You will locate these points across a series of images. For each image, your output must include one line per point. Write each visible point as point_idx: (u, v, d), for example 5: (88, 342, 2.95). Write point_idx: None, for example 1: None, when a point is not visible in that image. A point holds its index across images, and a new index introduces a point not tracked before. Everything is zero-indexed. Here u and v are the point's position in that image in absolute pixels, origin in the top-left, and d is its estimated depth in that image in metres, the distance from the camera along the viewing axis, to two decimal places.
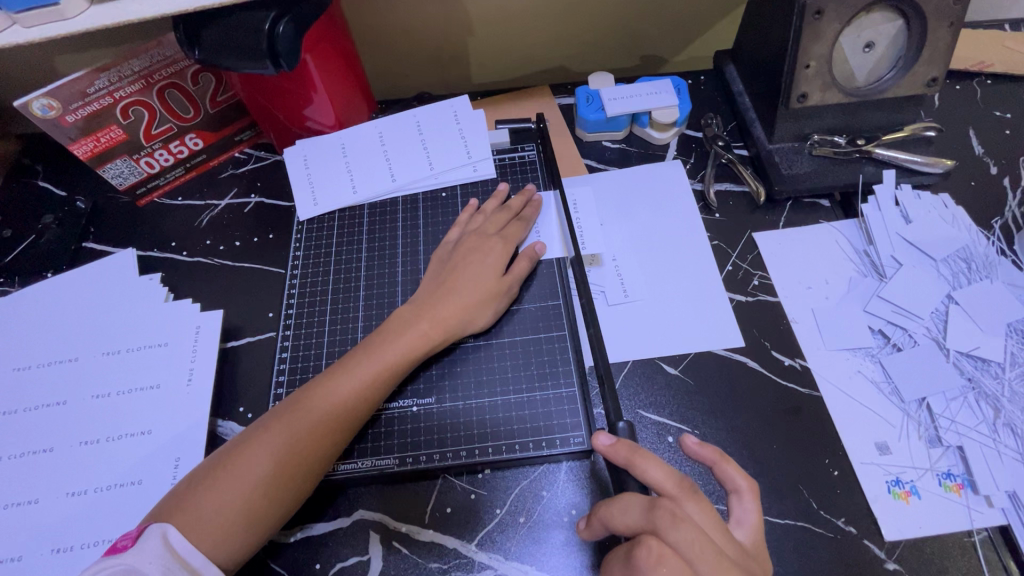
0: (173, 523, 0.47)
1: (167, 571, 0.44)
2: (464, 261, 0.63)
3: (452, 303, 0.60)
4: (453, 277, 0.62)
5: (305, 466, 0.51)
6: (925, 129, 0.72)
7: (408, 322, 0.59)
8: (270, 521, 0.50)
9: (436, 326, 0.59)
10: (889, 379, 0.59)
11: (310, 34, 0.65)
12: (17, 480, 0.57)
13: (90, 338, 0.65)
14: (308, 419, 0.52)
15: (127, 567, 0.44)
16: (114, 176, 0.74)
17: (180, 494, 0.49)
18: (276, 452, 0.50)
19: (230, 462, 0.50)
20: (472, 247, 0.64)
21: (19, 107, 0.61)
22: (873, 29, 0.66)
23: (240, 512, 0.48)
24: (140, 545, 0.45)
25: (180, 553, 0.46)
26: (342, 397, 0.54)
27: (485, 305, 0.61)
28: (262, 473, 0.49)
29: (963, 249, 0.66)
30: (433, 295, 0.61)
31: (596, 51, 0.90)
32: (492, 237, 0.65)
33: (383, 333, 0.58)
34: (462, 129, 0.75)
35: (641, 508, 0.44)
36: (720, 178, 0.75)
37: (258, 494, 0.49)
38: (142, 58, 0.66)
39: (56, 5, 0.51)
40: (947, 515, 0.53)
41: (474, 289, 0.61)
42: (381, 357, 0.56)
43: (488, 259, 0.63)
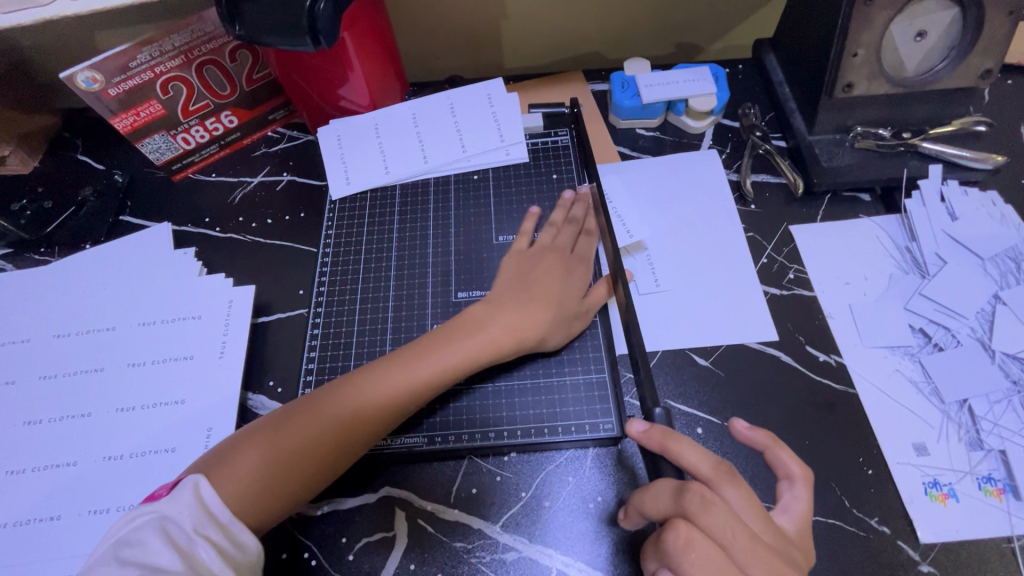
0: (206, 476, 0.47)
1: (196, 523, 0.45)
2: (546, 274, 0.61)
3: (532, 313, 0.57)
4: (535, 284, 0.60)
5: (351, 446, 0.51)
6: (976, 123, 0.69)
7: (482, 324, 0.57)
8: (305, 492, 0.50)
9: (505, 334, 0.56)
10: (929, 379, 0.57)
11: (349, 12, 0.65)
12: (57, 442, 0.59)
13: (126, 309, 0.66)
14: (367, 406, 0.52)
15: (161, 515, 0.45)
16: (152, 151, 0.75)
17: (229, 450, 0.50)
18: (327, 426, 0.51)
19: (281, 425, 0.51)
20: (558, 263, 0.62)
21: (65, 79, 0.62)
22: (926, 17, 0.63)
23: (276, 478, 0.48)
24: (174, 495, 0.46)
25: (212, 506, 0.46)
26: (400, 388, 0.53)
27: (562, 324, 0.58)
28: (308, 446, 0.50)
29: (1012, 248, 0.63)
30: (514, 301, 0.58)
31: (631, 37, 0.88)
32: (574, 257, 0.63)
33: (453, 327, 0.57)
34: (496, 112, 0.74)
35: (678, 488, 0.43)
36: (758, 168, 0.74)
37: (298, 463, 0.49)
38: (183, 33, 0.67)
39: None
40: (986, 519, 0.51)
41: (556, 304, 0.58)
42: (450, 355, 0.55)
43: (570, 279, 0.61)
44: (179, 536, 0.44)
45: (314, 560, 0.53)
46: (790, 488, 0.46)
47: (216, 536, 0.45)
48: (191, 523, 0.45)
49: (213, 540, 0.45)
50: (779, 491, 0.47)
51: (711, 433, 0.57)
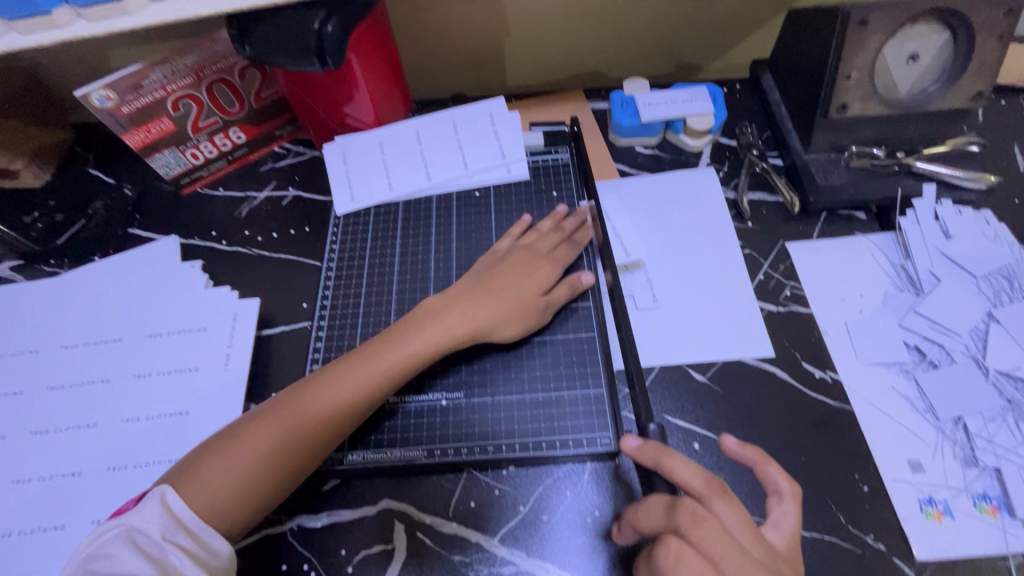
0: (171, 486, 0.49)
1: (165, 530, 0.46)
2: (510, 272, 0.64)
3: (486, 305, 0.61)
4: (493, 280, 0.63)
5: (316, 443, 0.52)
6: (969, 143, 0.71)
7: (436, 316, 0.59)
8: (275, 492, 0.51)
9: (459, 324, 0.59)
10: (923, 396, 0.58)
11: (356, 33, 0.67)
12: (63, 452, 0.60)
13: (133, 321, 0.68)
14: (328, 401, 0.53)
15: (127, 527, 0.45)
16: (161, 166, 0.77)
17: (195, 458, 0.51)
18: (290, 424, 0.52)
19: (246, 428, 0.52)
20: (522, 262, 0.65)
21: (80, 97, 0.64)
22: (917, 40, 0.65)
23: (245, 481, 0.49)
24: (140, 507, 0.47)
25: (177, 514, 0.47)
26: (362, 382, 0.55)
27: (516, 317, 0.61)
28: (273, 444, 0.51)
29: (1006, 267, 0.64)
30: (467, 296, 0.61)
31: (631, 58, 0.90)
32: (545, 256, 0.66)
33: (410, 322, 0.60)
34: (498, 130, 0.76)
35: (671, 504, 0.44)
36: (754, 186, 0.75)
37: (266, 465, 0.50)
38: (195, 53, 0.69)
39: (50, 16, 0.57)
40: (981, 537, 0.51)
41: (511, 299, 0.61)
42: (405, 348, 0.57)
43: (534, 277, 0.64)
44: (149, 545, 0.45)
45: (314, 572, 0.53)
46: (780, 505, 0.47)
47: (185, 541, 0.46)
48: (158, 530, 0.46)
49: (184, 545, 0.46)
50: (769, 506, 0.48)
51: (708, 448, 0.57)
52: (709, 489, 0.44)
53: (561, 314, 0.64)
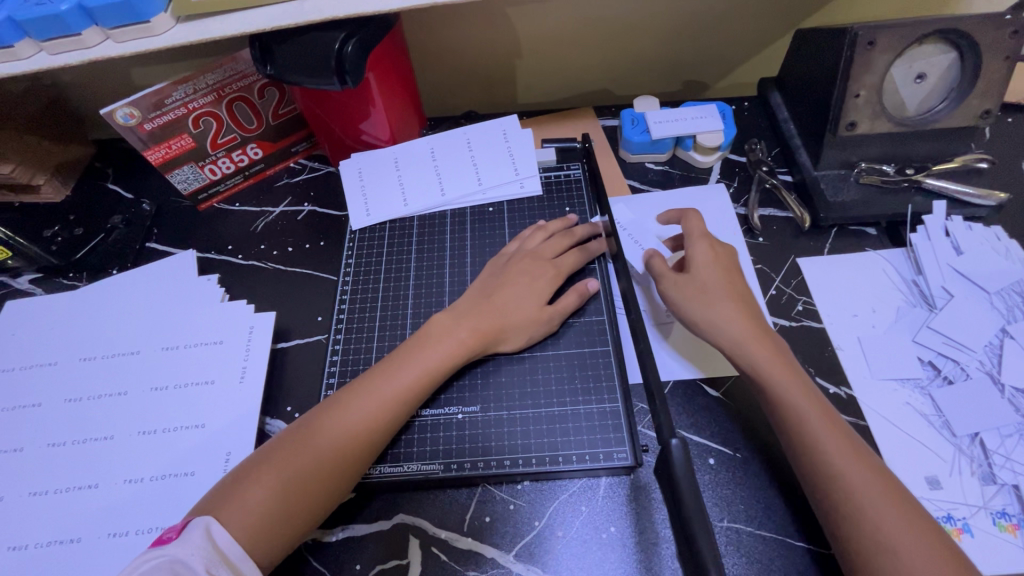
0: (214, 518, 0.47)
1: (209, 565, 0.44)
2: (511, 282, 0.64)
3: (492, 316, 0.62)
4: (498, 293, 0.64)
5: (345, 465, 0.52)
6: (978, 160, 0.71)
7: (449, 329, 0.60)
8: (308, 519, 0.51)
9: (473, 337, 0.60)
10: (939, 412, 0.58)
11: (374, 53, 0.68)
12: (80, 464, 0.60)
13: (151, 334, 0.69)
14: (353, 421, 0.54)
15: (171, 559, 0.44)
16: (180, 182, 0.78)
17: (226, 489, 0.50)
18: (318, 447, 0.52)
19: (273, 456, 0.51)
20: (525, 266, 0.66)
21: (104, 114, 0.66)
22: (925, 60, 0.66)
23: (279, 510, 0.49)
24: (184, 537, 0.45)
25: (221, 548, 0.45)
26: (385, 400, 0.55)
27: (521, 329, 0.62)
28: (303, 469, 0.51)
29: (1018, 282, 0.64)
30: (476, 303, 0.63)
31: (640, 76, 0.92)
32: (547, 263, 0.66)
33: (424, 336, 0.60)
34: (511, 147, 0.77)
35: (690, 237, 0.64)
36: (764, 202, 0.76)
37: (298, 492, 0.50)
38: (216, 73, 0.70)
39: (78, 36, 0.59)
40: (1002, 556, 0.51)
41: (523, 307, 0.62)
42: (422, 364, 0.58)
43: (538, 283, 0.64)
44: None
45: None
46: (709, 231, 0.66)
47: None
48: (203, 564, 0.44)
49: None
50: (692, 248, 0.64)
51: (723, 463, 0.57)
52: (701, 234, 0.64)
53: (575, 327, 0.65)
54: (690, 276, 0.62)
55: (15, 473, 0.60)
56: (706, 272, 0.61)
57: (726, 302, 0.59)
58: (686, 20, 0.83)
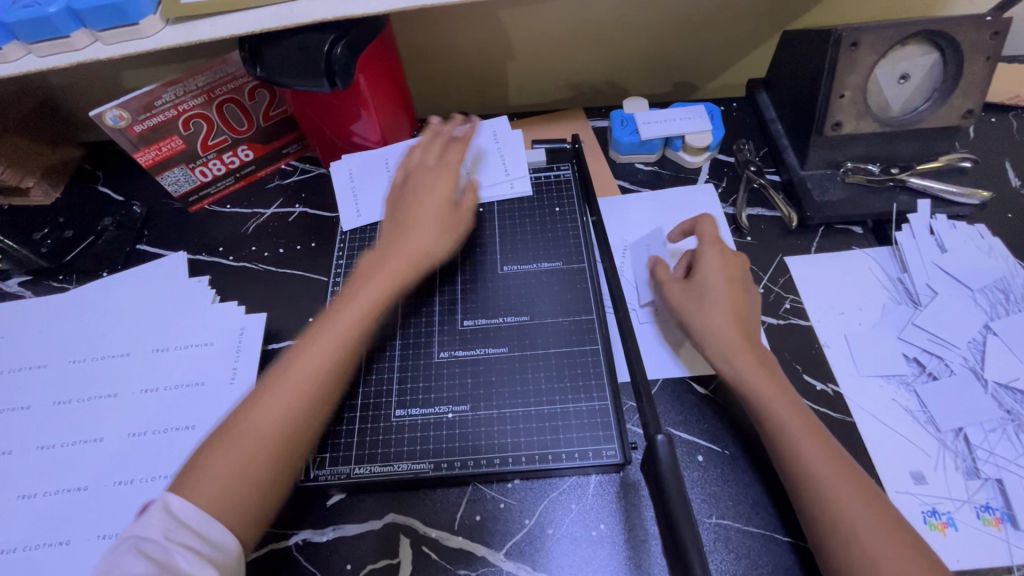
0: (174, 493, 0.46)
1: (171, 534, 0.43)
2: (414, 193, 0.65)
3: (414, 235, 0.62)
4: (406, 206, 0.64)
5: (302, 415, 0.51)
6: (961, 160, 0.72)
7: (382, 258, 0.60)
8: (275, 480, 0.49)
9: (402, 262, 0.60)
10: (924, 408, 0.59)
11: (364, 55, 0.68)
12: (69, 467, 0.60)
13: (141, 335, 0.68)
14: (302, 368, 0.52)
15: (132, 535, 0.43)
16: (170, 184, 0.78)
17: (184, 472, 0.48)
18: (269, 402, 0.50)
19: (227, 424, 0.50)
20: (425, 179, 0.66)
21: (94, 117, 0.66)
22: (908, 61, 0.67)
23: (241, 476, 0.47)
24: (143, 515, 0.44)
25: (183, 517, 0.44)
26: (329, 338, 0.54)
27: (441, 233, 0.63)
28: (259, 428, 0.49)
29: (1001, 279, 0.65)
30: (399, 233, 0.62)
31: (630, 77, 0.93)
32: (440, 168, 0.67)
33: (359, 274, 0.60)
34: (500, 148, 0.78)
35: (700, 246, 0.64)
36: (753, 202, 0.76)
37: (257, 452, 0.48)
38: (206, 75, 0.71)
39: (67, 38, 0.59)
40: (986, 549, 0.51)
41: (433, 222, 0.63)
42: (362, 296, 0.57)
43: (437, 191, 0.65)
44: (155, 550, 0.42)
45: None
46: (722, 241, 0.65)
47: (195, 542, 0.44)
48: (164, 534, 0.43)
49: (195, 546, 0.44)
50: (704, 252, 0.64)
51: (712, 460, 0.57)
52: (714, 242, 0.64)
53: (565, 327, 0.65)
54: (690, 283, 0.62)
55: (4, 477, 0.60)
56: (711, 280, 0.60)
57: (721, 308, 0.58)
58: (674, 22, 0.84)
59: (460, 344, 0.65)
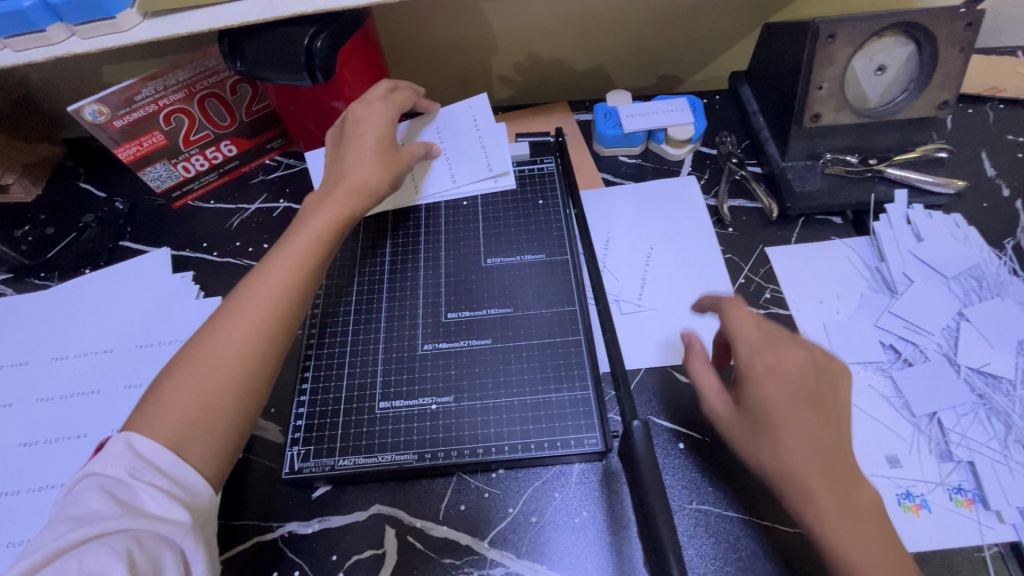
0: (132, 431, 0.45)
1: (134, 471, 0.43)
2: (360, 130, 0.64)
3: (364, 165, 0.62)
4: (352, 142, 0.63)
5: (264, 339, 0.50)
6: (938, 150, 0.73)
7: (329, 190, 0.61)
8: (243, 407, 0.48)
9: (349, 197, 0.60)
10: (900, 393, 0.60)
11: (345, 48, 0.68)
12: (53, 463, 0.60)
13: (125, 332, 0.68)
14: (259, 293, 0.51)
15: (95, 471, 0.43)
16: (153, 179, 0.78)
17: (142, 408, 0.47)
18: (227, 330, 0.49)
19: (183, 357, 0.49)
20: (370, 118, 0.65)
21: (72, 112, 0.65)
22: (885, 53, 0.68)
23: (205, 404, 0.47)
24: (104, 452, 0.44)
25: (144, 454, 0.44)
26: (285, 265, 0.53)
27: (389, 165, 0.64)
28: (217, 356, 0.48)
29: (975, 267, 0.67)
30: (348, 165, 0.62)
31: (614, 70, 0.93)
32: (376, 104, 0.66)
33: (309, 209, 0.60)
34: (482, 136, 0.76)
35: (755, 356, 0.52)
36: (734, 194, 0.77)
37: (218, 376, 0.47)
38: (186, 69, 0.70)
39: (43, 33, 0.58)
40: (957, 529, 0.53)
41: (375, 155, 0.63)
42: (315, 226, 0.57)
43: (380, 128, 0.64)
44: (118, 487, 0.42)
45: None
46: (766, 337, 0.52)
47: (161, 480, 0.43)
48: (126, 472, 0.43)
49: (162, 484, 0.43)
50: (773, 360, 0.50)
51: (693, 448, 0.58)
52: (756, 352, 0.51)
53: (545, 319, 0.66)
54: (742, 409, 0.50)
55: None
56: (786, 414, 0.48)
57: (793, 447, 0.47)
58: (657, 15, 0.85)
59: (444, 336, 0.65)
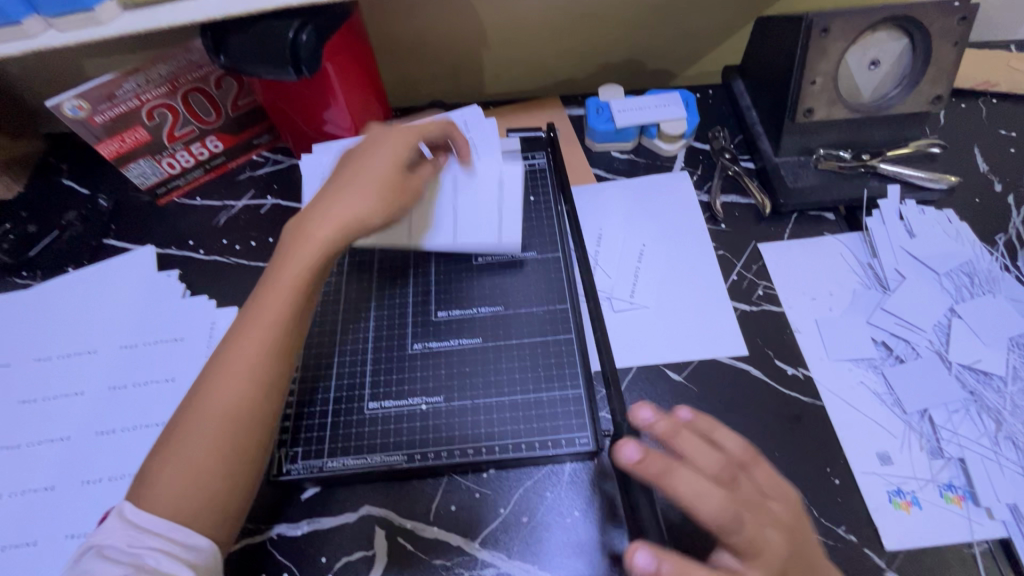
0: (130, 500, 0.46)
1: (133, 539, 0.44)
2: (364, 161, 0.60)
3: (349, 199, 0.56)
4: (351, 174, 0.59)
5: (252, 405, 0.48)
6: (930, 146, 0.73)
7: (302, 225, 0.55)
8: (238, 475, 0.48)
9: (327, 231, 0.54)
10: (891, 390, 0.60)
11: (331, 42, 0.67)
12: (36, 466, 0.59)
13: (109, 332, 0.67)
14: (240, 356, 0.49)
15: (96, 543, 0.44)
16: (137, 175, 0.76)
17: (142, 477, 0.47)
18: (210, 399, 0.48)
19: (177, 427, 0.48)
20: (380, 146, 0.61)
21: (51, 107, 0.63)
22: (878, 47, 0.68)
23: (199, 476, 0.46)
24: (104, 524, 0.45)
25: (140, 523, 0.44)
26: (263, 321, 0.51)
27: (385, 195, 0.59)
28: (206, 427, 0.47)
29: (967, 263, 0.67)
30: (332, 198, 0.57)
31: (606, 64, 0.92)
32: (399, 133, 0.63)
33: (285, 243, 0.55)
34: (472, 134, 0.74)
35: (718, 503, 0.45)
36: (727, 190, 0.77)
37: (209, 447, 0.47)
38: (169, 63, 0.69)
39: (20, 25, 0.56)
40: (947, 526, 0.53)
41: (373, 185, 0.58)
42: (287, 268, 0.52)
43: (391, 159, 0.60)
44: (118, 555, 0.43)
45: None
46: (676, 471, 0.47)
47: (161, 543, 0.44)
48: (125, 541, 0.44)
49: (163, 546, 0.44)
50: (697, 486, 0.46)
51: None
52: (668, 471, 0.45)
53: (535, 318, 0.65)
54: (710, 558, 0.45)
55: None
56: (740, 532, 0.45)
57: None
58: (649, 8, 0.84)
59: (434, 335, 0.65)
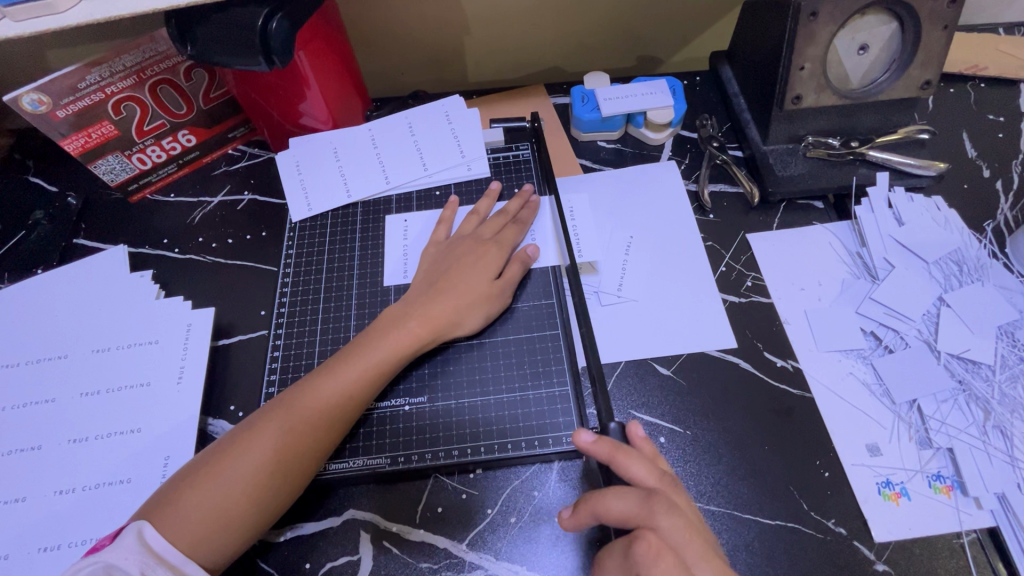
0: (149, 519, 0.47)
1: (144, 566, 0.45)
2: (459, 264, 0.63)
3: (443, 302, 0.60)
4: (444, 279, 0.62)
5: (291, 467, 0.51)
6: (919, 131, 0.72)
7: (397, 318, 0.59)
8: (245, 531, 0.49)
9: (420, 331, 0.58)
10: (880, 380, 0.59)
11: (304, 29, 0.64)
12: (4, 477, 0.57)
13: (80, 337, 0.65)
14: (304, 419, 0.52)
15: (104, 563, 0.44)
16: (106, 172, 0.73)
17: (164, 494, 0.49)
18: (259, 453, 0.50)
19: (214, 462, 0.50)
20: (468, 251, 0.64)
21: (9, 101, 0.60)
22: (867, 31, 0.66)
23: (216, 519, 0.48)
24: (117, 542, 0.46)
25: (156, 550, 0.46)
26: (332, 397, 0.54)
27: (475, 308, 0.61)
28: (246, 475, 0.49)
29: (956, 252, 0.66)
30: (425, 297, 0.60)
31: (591, 52, 0.90)
32: (487, 242, 0.65)
33: (375, 328, 0.59)
34: (454, 128, 0.75)
35: (632, 501, 0.47)
36: (715, 179, 0.75)
37: (239, 494, 0.49)
38: (133, 53, 0.66)
39: None
40: (936, 516, 0.53)
41: (463, 291, 0.60)
42: (371, 356, 0.56)
43: (483, 264, 0.63)
44: None
45: None
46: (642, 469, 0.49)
47: None
48: (137, 566, 0.45)
49: None
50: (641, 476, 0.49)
51: (674, 441, 0.57)
52: (618, 457, 0.50)
53: (517, 315, 0.64)
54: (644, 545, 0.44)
55: None
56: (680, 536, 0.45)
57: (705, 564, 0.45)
58: None
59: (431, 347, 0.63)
